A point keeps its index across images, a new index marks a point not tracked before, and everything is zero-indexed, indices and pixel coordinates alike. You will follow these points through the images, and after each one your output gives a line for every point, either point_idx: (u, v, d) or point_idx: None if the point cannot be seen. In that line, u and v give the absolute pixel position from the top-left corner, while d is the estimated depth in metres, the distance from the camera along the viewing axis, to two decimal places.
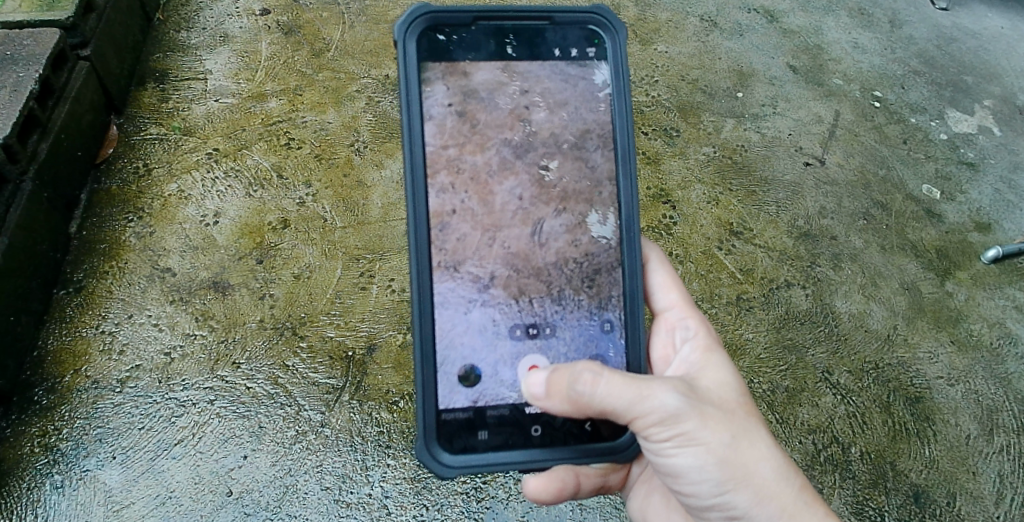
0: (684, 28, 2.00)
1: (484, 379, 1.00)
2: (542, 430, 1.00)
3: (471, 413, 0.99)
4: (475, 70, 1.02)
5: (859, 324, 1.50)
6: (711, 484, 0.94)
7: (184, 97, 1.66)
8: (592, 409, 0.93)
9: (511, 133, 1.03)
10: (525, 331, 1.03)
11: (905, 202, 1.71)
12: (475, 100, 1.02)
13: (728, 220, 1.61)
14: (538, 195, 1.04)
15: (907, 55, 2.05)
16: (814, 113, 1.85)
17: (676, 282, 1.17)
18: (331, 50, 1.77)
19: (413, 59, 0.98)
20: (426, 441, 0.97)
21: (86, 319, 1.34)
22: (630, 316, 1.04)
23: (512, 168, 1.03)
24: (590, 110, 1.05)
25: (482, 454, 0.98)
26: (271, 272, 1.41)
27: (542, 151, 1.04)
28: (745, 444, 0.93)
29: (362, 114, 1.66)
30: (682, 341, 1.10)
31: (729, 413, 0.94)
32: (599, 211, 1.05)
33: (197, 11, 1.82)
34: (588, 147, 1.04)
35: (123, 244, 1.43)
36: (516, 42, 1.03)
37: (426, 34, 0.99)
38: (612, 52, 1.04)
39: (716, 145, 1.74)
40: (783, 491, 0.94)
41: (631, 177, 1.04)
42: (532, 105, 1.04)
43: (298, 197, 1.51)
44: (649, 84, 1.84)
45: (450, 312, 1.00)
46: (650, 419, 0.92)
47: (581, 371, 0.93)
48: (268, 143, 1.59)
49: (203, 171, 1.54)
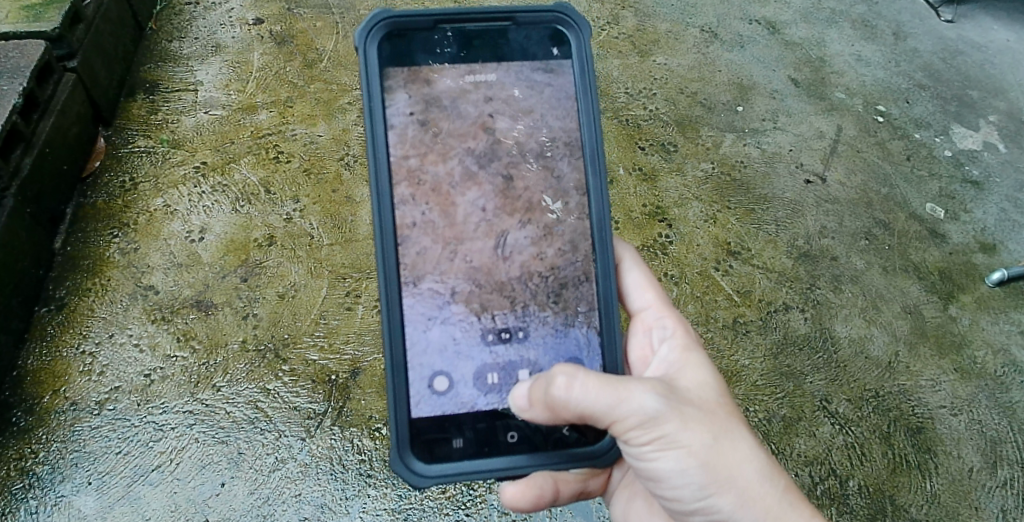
0: (684, 40, 1.96)
1: (453, 392, 0.98)
2: (518, 436, 0.98)
3: (445, 420, 0.97)
4: (439, 78, 1.01)
5: (860, 350, 1.46)
6: (694, 488, 0.92)
7: (175, 109, 1.64)
8: (571, 413, 0.91)
9: (475, 142, 1.02)
10: (497, 336, 1.01)
11: (908, 221, 1.69)
12: (437, 108, 1.01)
13: (726, 240, 1.56)
14: (502, 207, 1.02)
15: (911, 68, 2.04)
16: (815, 128, 1.82)
17: (651, 282, 1.16)
18: (324, 61, 1.77)
19: (374, 64, 0.97)
20: (400, 451, 0.95)
21: (68, 338, 1.31)
22: (605, 317, 1.02)
23: (477, 179, 1.02)
24: (557, 117, 1.03)
25: (457, 461, 0.96)
26: (255, 290, 1.37)
27: (506, 160, 1.02)
28: (727, 445, 0.90)
29: (353, 127, 1.64)
30: (660, 342, 1.10)
31: (709, 414, 0.92)
32: (566, 221, 1.03)
33: (191, 21, 1.82)
34: (553, 156, 1.03)
35: (107, 260, 1.40)
36: (478, 44, 1.02)
37: (386, 40, 0.98)
38: (576, 50, 1.02)
39: (715, 161, 1.70)
40: (767, 492, 0.91)
41: (600, 176, 1.02)
42: (497, 113, 1.03)
43: (285, 212, 1.48)
44: (647, 97, 1.80)
45: (411, 329, 0.98)
46: (629, 422, 0.89)
47: (557, 374, 0.91)
48: (257, 157, 1.57)
49: (191, 185, 1.52)
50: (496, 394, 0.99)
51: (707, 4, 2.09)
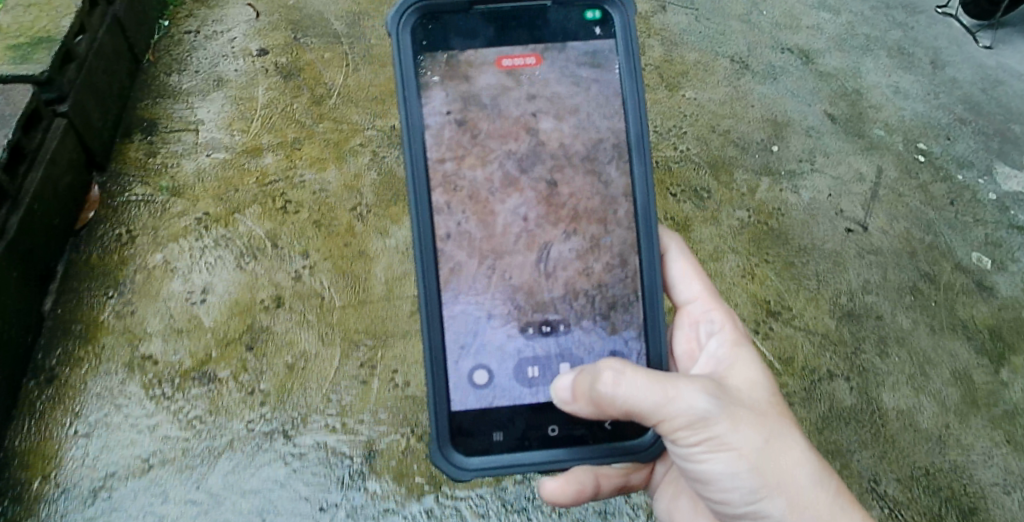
0: (714, 71, 1.86)
1: (494, 386, 0.98)
2: (558, 429, 0.97)
3: (485, 412, 0.97)
4: (478, 74, 0.99)
5: (908, 422, 1.36)
6: (744, 491, 0.90)
7: (173, 151, 1.57)
8: (616, 409, 0.89)
9: (516, 143, 1.00)
10: (538, 329, 1.00)
11: (953, 273, 1.57)
12: (476, 106, 0.99)
13: (766, 298, 1.46)
14: (546, 215, 1.01)
15: (951, 101, 1.93)
16: (855, 170, 1.71)
17: (698, 272, 1.14)
18: (334, 96, 1.68)
19: (408, 51, 0.95)
20: (440, 444, 0.95)
21: (58, 416, 1.22)
22: (650, 312, 1.00)
23: (519, 187, 1.01)
24: (604, 116, 1.01)
25: (497, 454, 0.96)
26: (262, 360, 1.27)
27: (551, 163, 1.01)
28: (777, 447, 0.89)
29: (366, 172, 1.54)
30: (707, 336, 1.08)
31: (760, 415, 0.90)
32: (614, 232, 1.01)
33: (191, 51, 1.77)
34: (602, 159, 1.01)
35: (100, 325, 1.32)
36: (516, 25, 0.99)
37: (420, 25, 0.96)
38: (619, 28, 1.00)
39: (751, 208, 1.59)
40: (818, 497, 0.89)
41: (646, 167, 0.99)
42: (540, 112, 1.01)
43: (294, 269, 1.39)
44: (677, 135, 1.70)
45: (453, 321, 0.98)
46: (678, 422, 0.87)
47: (604, 369, 0.88)
48: (263, 207, 1.48)
49: (192, 238, 1.43)
50: (537, 387, 0.98)
51: (737, 31, 1.98)
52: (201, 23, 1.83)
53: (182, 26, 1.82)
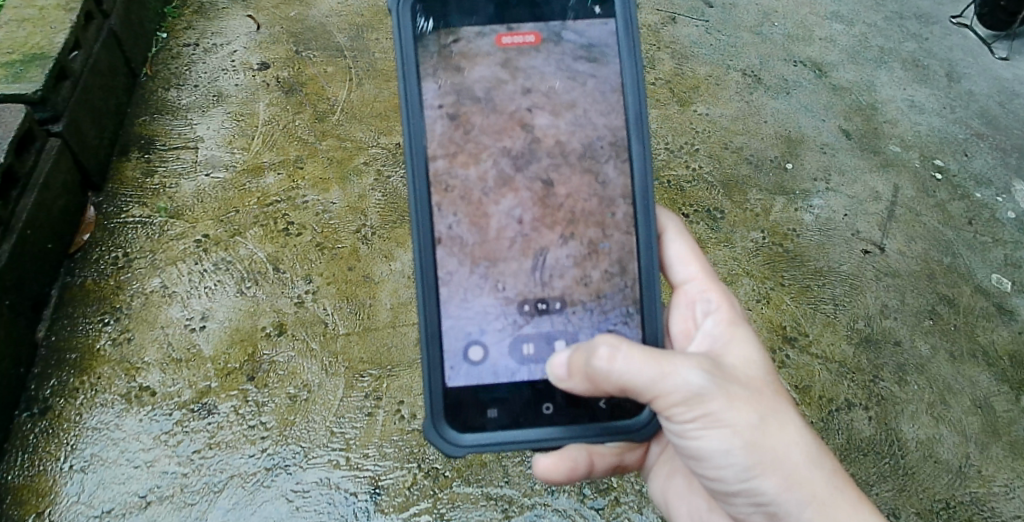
0: (726, 85, 1.82)
1: (489, 363, 0.95)
2: (554, 407, 0.94)
3: (479, 390, 0.94)
4: (471, 66, 0.96)
5: (928, 453, 1.31)
6: (738, 469, 0.86)
7: (172, 170, 1.54)
8: (611, 385, 0.85)
9: (510, 140, 0.96)
10: (535, 306, 0.96)
11: (973, 296, 1.52)
12: (469, 100, 0.96)
13: (781, 323, 1.42)
14: (541, 218, 0.97)
15: (968, 114, 1.88)
16: (870, 189, 1.66)
17: (696, 253, 1.09)
18: (336, 112, 1.65)
19: (405, 25, 0.93)
20: (432, 420, 0.93)
21: (51, 450, 1.19)
22: (647, 290, 0.96)
23: (513, 186, 0.96)
24: (601, 113, 0.97)
25: (491, 432, 0.93)
26: (265, 391, 1.25)
27: (547, 163, 0.97)
28: (774, 426, 0.85)
29: (370, 193, 1.50)
30: (703, 316, 1.01)
31: (757, 393, 0.85)
32: (612, 237, 0.97)
33: (190, 65, 1.74)
34: (601, 158, 0.97)
35: (96, 354, 1.29)
36: (517, 3, 0.97)
37: (418, 0, 0.94)
38: (620, 6, 0.96)
39: (765, 229, 1.55)
40: (814, 475, 0.85)
41: (645, 145, 0.96)
42: (536, 107, 0.97)
43: (297, 294, 1.35)
44: (688, 153, 1.66)
45: (447, 296, 0.95)
46: (673, 399, 0.83)
47: (600, 344, 0.85)
48: (264, 229, 1.44)
49: (191, 262, 1.40)
50: (533, 365, 0.95)
51: (749, 43, 1.94)
52: (200, 36, 1.80)
53: (180, 39, 1.79)
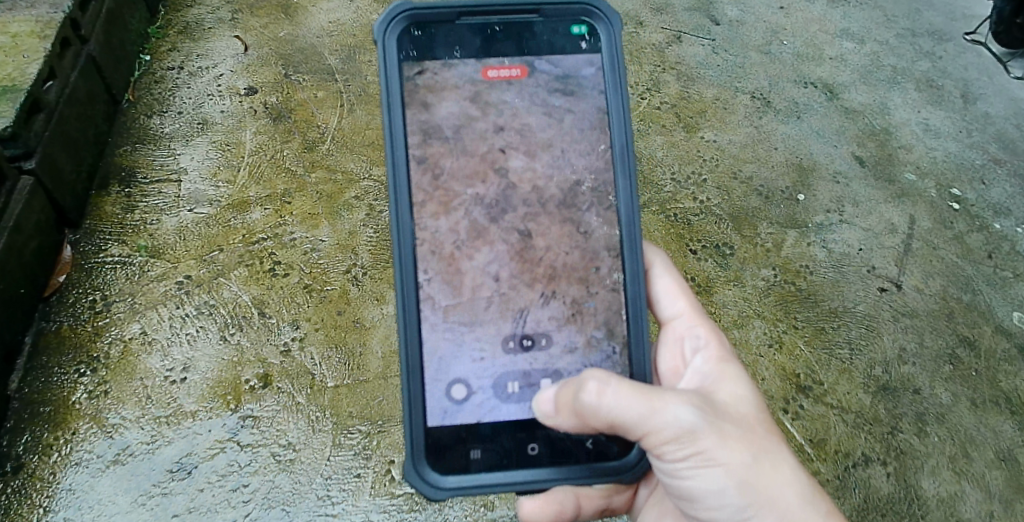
0: (734, 109, 1.75)
1: (474, 401, 0.94)
2: (539, 448, 0.94)
3: (463, 429, 0.93)
4: (437, 101, 0.96)
5: (950, 513, 1.24)
6: (732, 509, 0.85)
7: (154, 205, 1.47)
8: (600, 421, 0.86)
9: (483, 186, 0.97)
10: (519, 343, 0.97)
11: (995, 337, 1.44)
12: (438, 139, 0.96)
13: (794, 370, 1.35)
14: (520, 272, 0.98)
15: (984, 138, 1.80)
16: (885, 220, 1.58)
17: (683, 289, 1.08)
18: (327, 141, 1.57)
19: (392, 55, 0.94)
20: (414, 460, 0.91)
21: (24, 512, 1.13)
22: (634, 325, 0.97)
23: (488, 238, 0.97)
24: (579, 153, 0.98)
25: (475, 472, 0.92)
26: (250, 449, 1.18)
27: (524, 211, 0.98)
28: (767, 465, 0.84)
29: (361, 229, 1.44)
30: (692, 353, 1.01)
31: (750, 431, 0.85)
32: (597, 295, 0.98)
33: (174, 90, 1.67)
34: (581, 207, 0.98)
35: (71, 408, 1.22)
36: (502, 37, 0.98)
37: (406, 32, 0.95)
38: (607, 43, 0.98)
39: (776, 265, 1.48)
40: (809, 517, 0.84)
41: (631, 177, 0.97)
42: (509, 147, 0.98)
43: (283, 342, 1.28)
44: (696, 185, 1.59)
45: (434, 332, 0.95)
46: (663, 435, 0.84)
47: (588, 379, 0.86)
48: (250, 269, 1.37)
49: (172, 306, 1.33)
50: (518, 403, 0.95)
51: (757, 63, 1.86)
52: (185, 58, 1.73)
53: (164, 61, 1.72)
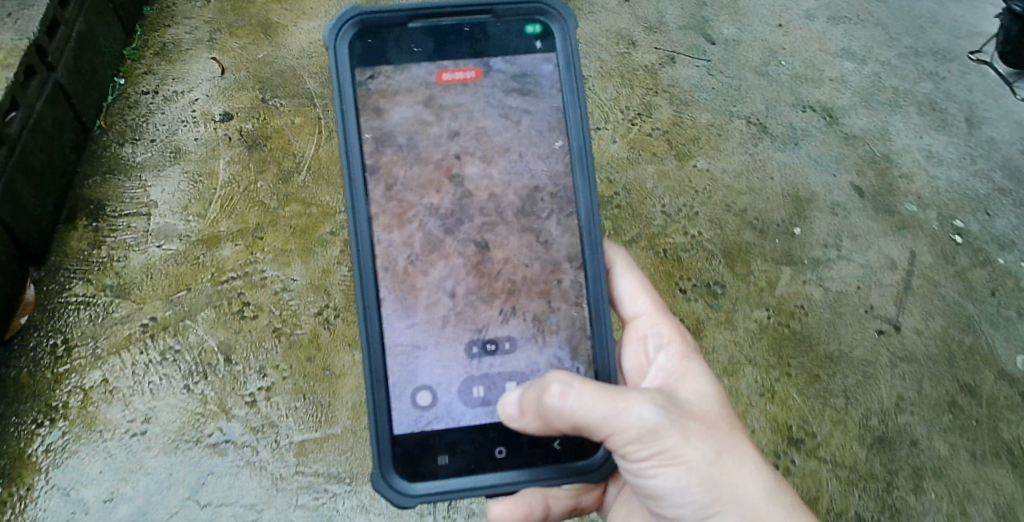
0: (729, 136, 1.68)
1: (440, 407, 0.98)
2: (506, 451, 0.97)
3: (430, 436, 0.97)
4: (391, 108, 1.00)
5: None
6: (696, 507, 0.87)
7: (122, 240, 1.42)
8: (565, 423, 0.87)
9: (438, 197, 1.01)
10: (483, 348, 1.00)
11: (997, 382, 1.37)
12: (392, 146, 1.00)
13: (786, 422, 1.29)
14: (477, 287, 1.02)
15: (989, 166, 1.72)
16: (885, 255, 1.52)
17: (646, 287, 1.12)
18: (302, 171, 1.51)
19: (347, 60, 0.97)
20: (381, 468, 0.94)
21: None
22: (596, 322, 1.01)
23: (445, 251, 1.01)
24: (537, 157, 1.03)
25: (443, 479, 0.95)
26: (213, 509, 1.16)
27: (481, 222, 1.02)
28: (730, 461, 0.86)
29: (336, 266, 1.38)
30: (655, 351, 1.05)
31: (712, 428, 0.87)
32: (559, 310, 1.02)
33: (147, 115, 1.61)
34: (542, 215, 1.02)
35: (28, 460, 1.19)
36: (457, 39, 1.02)
37: (361, 37, 0.99)
38: (560, 43, 1.02)
39: (771, 306, 1.41)
40: (773, 511, 0.86)
41: (588, 175, 1.02)
42: (464, 156, 1.02)
43: (249, 393, 1.24)
44: (687, 217, 1.52)
45: (399, 339, 0.98)
46: (627, 435, 0.85)
47: (552, 382, 0.88)
48: (218, 311, 1.32)
49: (136, 350, 1.29)
50: (483, 408, 0.98)
51: (754, 85, 1.78)
52: (161, 81, 1.67)
53: (139, 85, 1.65)
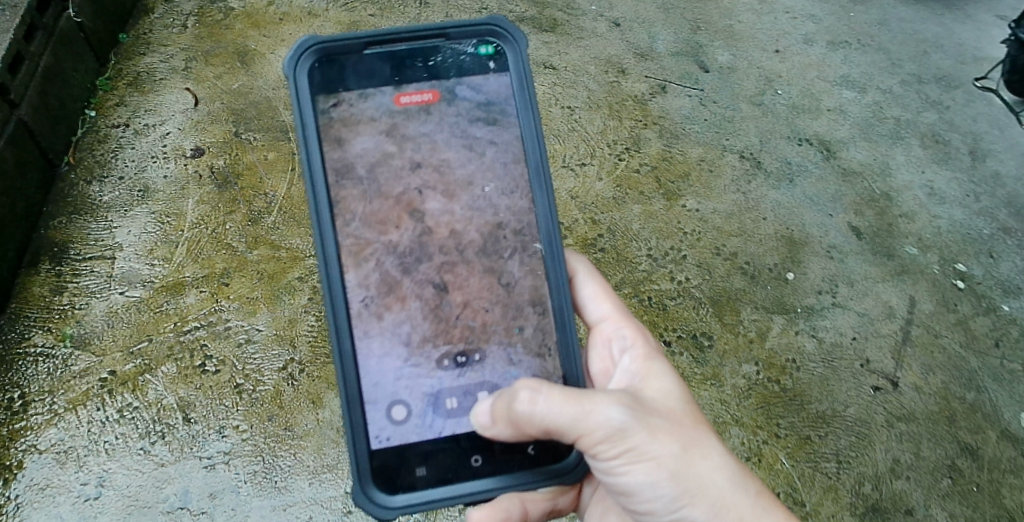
0: (721, 173, 1.61)
1: (416, 419, 0.94)
2: (482, 458, 0.94)
3: (407, 448, 0.93)
4: (353, 138, 0.96)
5: None
6: (666, 499, 0.87)
7: (84, 287, 1.36)
8: (535, 428, 0.86)
9: (397, 234, 0.97)
10: (454, 361, 0.97)
11: (999, 443, 1.32)
12: (350, 179, 0.96)
13: (774, 487, 1.23)
14: (434, 334, 0.97)
15: (994, 203, 1.64)
16: (883, 303, 1.45)
17: (608, 291, 1.09)
18: (273, 212, 1.45)
19: (306, 91, 0.94)
20: (361, 484, 0.91)
21: None
22: (562, 330, 0.98)
23: (401, 293, 0.96)
24: (501, 192, 0.99)
25: (423, 489, 0.92)
26: None
27: (443, 260, 0.98)
28: (696, 454, 0.86)
29: (303, 315, 1.33)
30: (620, 353, 1.03)
31: (677, 424, 0.87)
32: (520, 363, 0.98)
33: (117, 150, 1.53)
34: (505, 255, 0.99)
35: None
36: (413, 64, 0.99)
37: (318, 66, 0.95)
38: (513, 63, 1.00)
39: (759, 360, 1.35)
40: (739, 500, 0.86)
41: (546, 187, 0.99)
42: (426, 189, 0.98)
43: (208, 457, 1.20)
44: (675, 263, 1.46)
45: (370, 354, 0.95)
46: (597, 436, 0.84)
47: (520, 389, 0.86)
48: (180, 367, 1.27)
49: (93, 407, 1.23)
50: (457, 419, 0.95)
51: (747, 116, 1.70)
52: (132, 113, 1.59)
53: (109, 117, 1.58)
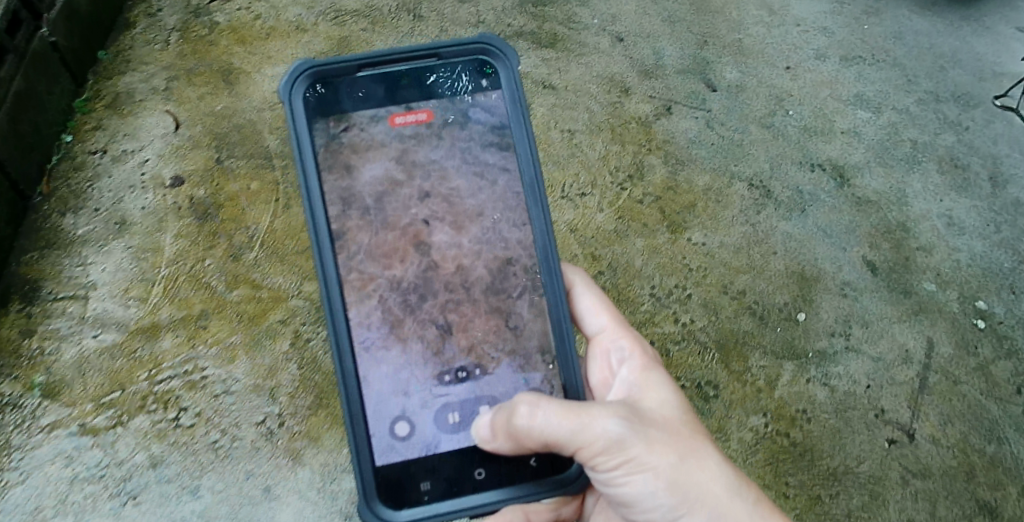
0: (727, 202, 1.52)
1: (420, 435, 0.91)
2: (485, 472, 0.91)
3: (412, 464, 0.90)
4: (363, 163, 0.94)
5: None
6: (666, 510, 0.83)
7: (55, 330, 1.29)
8: (534, 442, 0.84)
9: (402, 268, 0.94)
10: (455, 376, 0.94)
11: (1018, 502, 1.26)
12: (357, 208, 0.93)
13: None
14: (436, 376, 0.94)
15: (1016, 234, 1.53)
16: (898, 345, 1.38)
17: (606, 303, 1.04)
18: (255, 248, 1.37)
19: (301, 115, 0.91)
20: (366, 501, 0.88)
21: None
22: (560, 343, 0.94)
23: (402, 332, 0.93)
24: (512, 226, 0.96)
25: (429, 503, 0.89)
26: None
27: (448, 295, 0.95)
28: (695, 464, 0.83)
29: (283, 363, 1.28)
30: (618, 365, 0.98)
31: (676, 434, 0.84)
32: None
33: (93, 179, 1.44)
34: (514, 295, 0.96)
35: None
36: (408, 84, 0.96)
37: (312, 89, 0.92)
38: (506, 81, 0.96)
39: (768, 410, 1.31)
40: (741, 510, 0.82)
41: (540, 202, 0.95)
42: (435, 220, 0.96)
43: (183, 516, 1.18)
44: (680, 303, 1.40)
45: (372, 372, 0.92)
46: (594, 447, 0.82)
47: (520, 403, 0.84)
48: (151, 423, 1.23)
49: (60, 466, 1.19)
50: (460, 434, 0.92)
51: (757, 140, 1.60)
52: (110, 138, 1.49)
53: (86, 143, 1.48)
